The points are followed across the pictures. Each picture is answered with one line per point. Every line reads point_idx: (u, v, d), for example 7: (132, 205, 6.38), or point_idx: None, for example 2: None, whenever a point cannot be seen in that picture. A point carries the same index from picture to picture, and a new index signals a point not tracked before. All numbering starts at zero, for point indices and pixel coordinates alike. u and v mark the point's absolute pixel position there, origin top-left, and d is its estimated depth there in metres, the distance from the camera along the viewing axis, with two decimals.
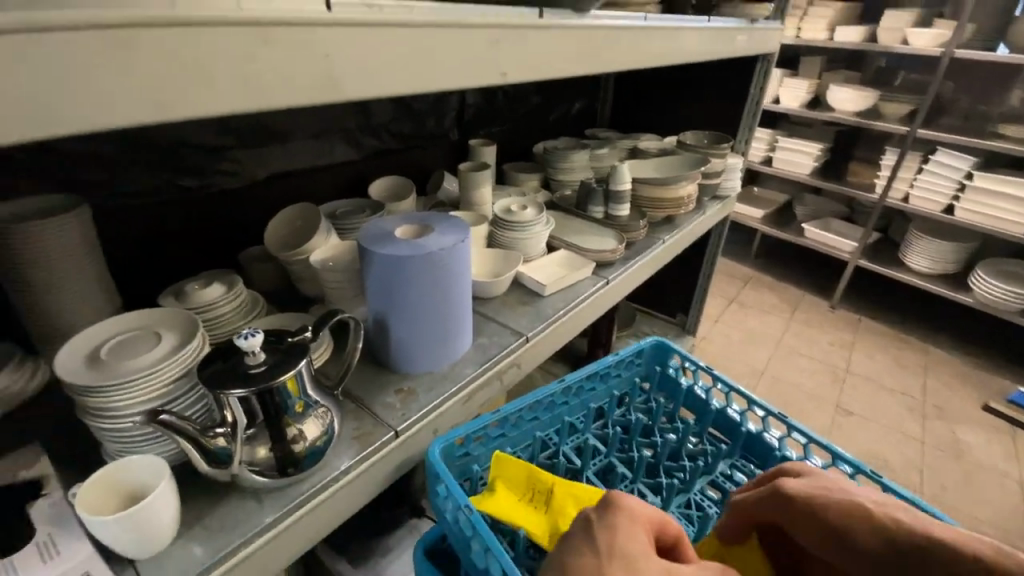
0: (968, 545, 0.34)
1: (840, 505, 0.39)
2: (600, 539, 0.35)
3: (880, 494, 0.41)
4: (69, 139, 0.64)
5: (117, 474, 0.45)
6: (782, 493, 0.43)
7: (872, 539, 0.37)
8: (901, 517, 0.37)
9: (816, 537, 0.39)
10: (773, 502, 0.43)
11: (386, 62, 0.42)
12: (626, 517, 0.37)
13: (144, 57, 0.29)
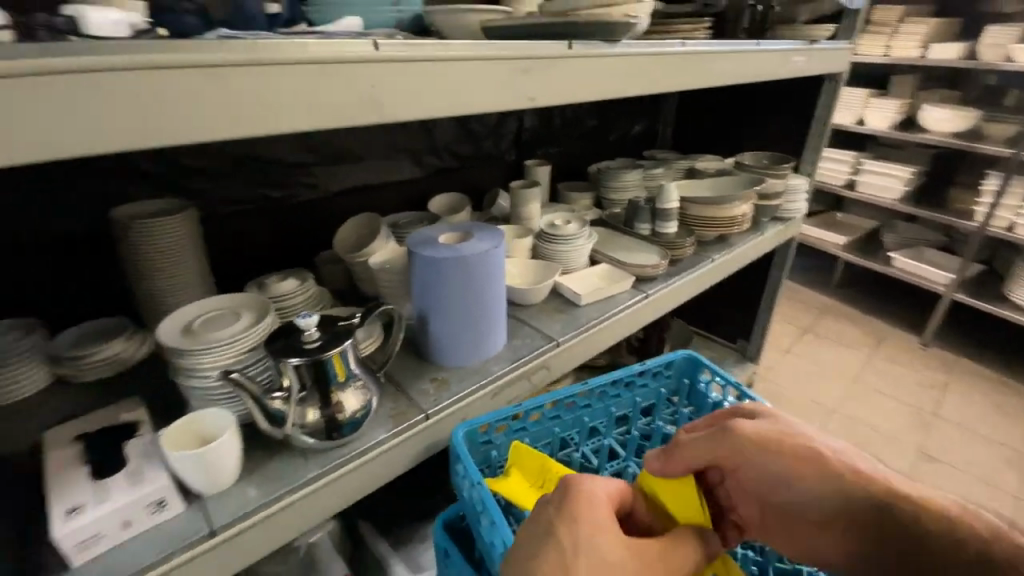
0: (930, 503, 0.44)
1: (799, 452, 0.48)
2: (563, 531, 0.40)
3: (826, 438, 0.50)
4: (189, 157, 0.80)
5: (197, 422, 0.55)
6: (742, 437, 0.50)
7: (842, 486, 0.46)
8: (848, 463, 0.47)
9: (777, 476, 0.48)
10: (737, 444, 0.50)
11: (423, 90, 0.50)
12: (582, 503, 0.42)
13: (231, 92, 0.38)
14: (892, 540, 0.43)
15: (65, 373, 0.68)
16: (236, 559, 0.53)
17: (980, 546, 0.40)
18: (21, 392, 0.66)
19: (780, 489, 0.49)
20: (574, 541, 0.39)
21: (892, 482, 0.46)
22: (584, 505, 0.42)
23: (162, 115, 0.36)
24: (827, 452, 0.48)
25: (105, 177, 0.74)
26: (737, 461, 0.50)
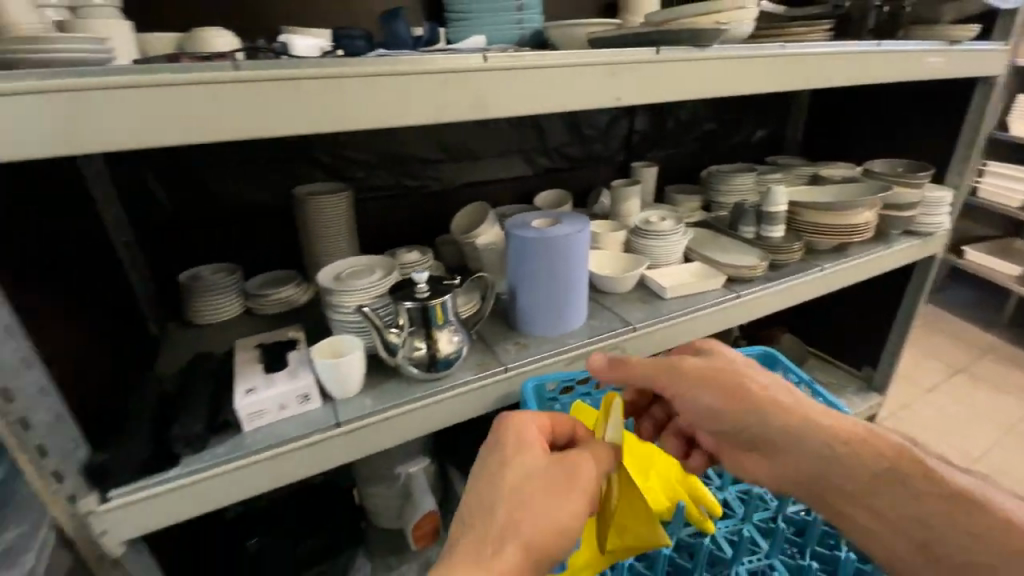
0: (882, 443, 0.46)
1: (735, 389, 0.52)
2: (497, 476, 0.47)
3: (767, 376, 0.54)
4: (349, 149, 1.02)
5: (336, 343, 0.73)
6: (682, 371, 0.56)
7: (786, 422, 0.49)
8: (778, 398, 0.51)
9: (714, 407, 0.53)
10: (678, 378, 0.56)
11: (519, 93, 0.59)
12: (511, 449, 0.49)
13: (377, 96, 0.53)
14: (809, 462, 0.47)
15: (252, 305, 0.92)
16: (356, 450, 0.69)
17: (887, 465, 0.44)
18: (223, 315, 0.91)
19: (716, 419, 0.53)
20: (501, 470, 0.47)
21: (818, 415, 0.49)
22: (511, 441, 0.50)
23: (333, 111, 0.52)
24: (758, 385, 0.52)
25: (292, 163, 0.98)
26: (676, 393, 0.56)
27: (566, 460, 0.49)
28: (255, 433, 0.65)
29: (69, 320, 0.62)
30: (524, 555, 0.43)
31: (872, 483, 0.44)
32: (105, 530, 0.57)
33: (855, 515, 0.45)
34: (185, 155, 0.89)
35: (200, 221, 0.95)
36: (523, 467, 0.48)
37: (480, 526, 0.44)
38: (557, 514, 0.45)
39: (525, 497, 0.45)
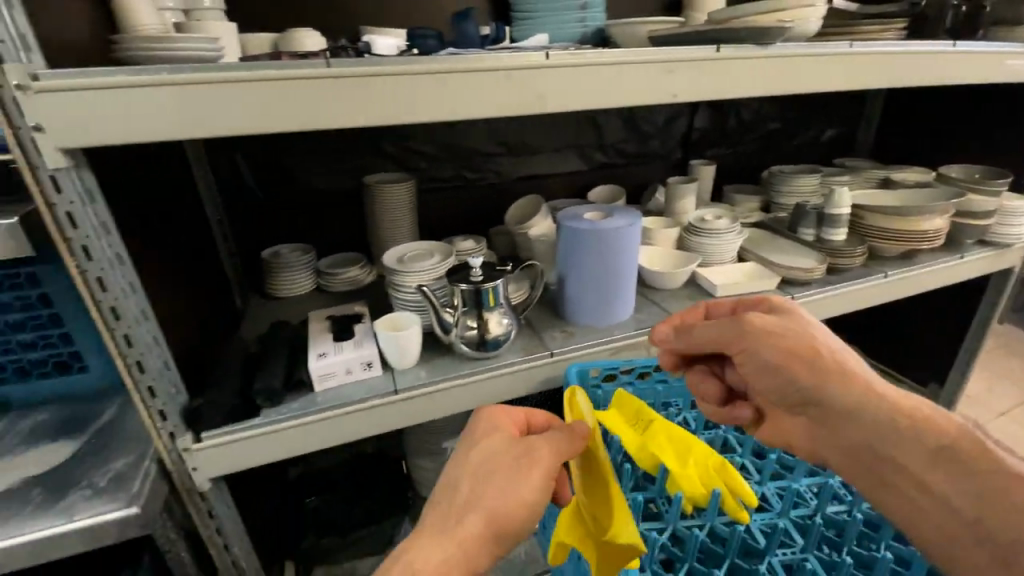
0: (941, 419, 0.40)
1: (799, 348, 0.51)
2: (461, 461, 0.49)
3: (836, 343, 0.51)
4: (415, 142, 1.08)
5: (396, 319, 0.79)
6: (750, 326, 0.55)
7: (841, 387, 0.46)
8: (840, 363, 0.48)
9: (774, 364, 0.52)
10: (746, 334, 0.55)
11: (577, 89, 0.62)
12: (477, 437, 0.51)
13: (446, 93, 0.57)
14: (855, 431, 0.43)
15: (322, 282, 1.01)
16: (409, 417, 0.75)
17: (945, 442, 0.38)
18: (297, 290, 1.00)
19: (774, 377, 0.52)
20: (466, 453, 0.50)
21: (878, 384, 0.45)
22: (479, 429, 0.52)
23: (383, 107, 0.55)
24: (825, 348, 0.50)
25: (363, 153, 1.06)
26: (743, 347, 0.55)
27: (530, 443, 0.50)
28: (324, 393, 0.72)
29: (172, 286, 0.71)
30: (487, 524, 0.43)
31: (922, 457, 0.38)
32: (195, 467, 0.65)
33: (901, 493, 0.39)
34: (271, 144, 0.99)
35: (281, 204, 1.04)
36: (486, 448, 0.49)
37: (444, 502, 0.46)
38: (519, 487, 0.46)
39: (487, 473, 0.47)
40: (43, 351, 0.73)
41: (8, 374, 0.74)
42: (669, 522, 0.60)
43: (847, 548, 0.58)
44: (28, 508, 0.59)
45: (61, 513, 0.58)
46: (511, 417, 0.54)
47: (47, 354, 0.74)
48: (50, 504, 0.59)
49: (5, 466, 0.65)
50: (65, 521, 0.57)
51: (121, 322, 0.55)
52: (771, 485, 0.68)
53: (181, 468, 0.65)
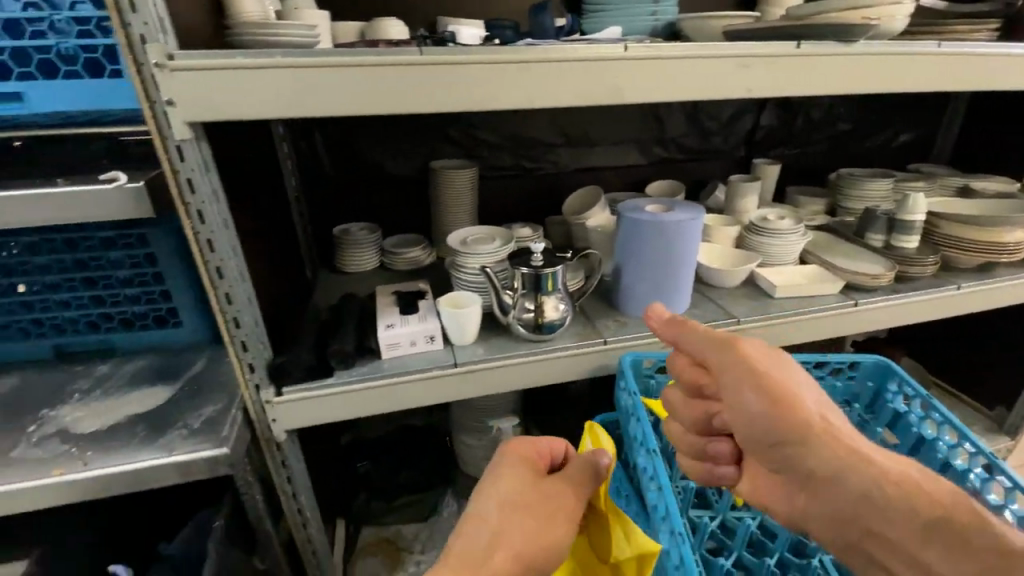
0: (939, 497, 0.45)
1: (782, 398, 0.52)
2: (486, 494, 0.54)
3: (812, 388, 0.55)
4: (480, 130, 1.12)
5: (457, 297, 0.83)
6: (737, 365, 0.55)
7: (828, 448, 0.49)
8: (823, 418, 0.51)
9: (758, 412, 0.53)
10: (731, 371, 0.55)
11: (653, 80, 0.63)
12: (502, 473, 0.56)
13: (526, 80, 0.59)
14: (847, 500, 0.47)
15: (386, 260, 1.07)
16: (465, 390, 0.79)
17: (941, 520, 0.43)
18: (361, 266, 1.07)
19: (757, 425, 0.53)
20: (490, 488, 0.54)
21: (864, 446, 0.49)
22: (506, 465, 0.57)
23: (472, 92, 0.58)
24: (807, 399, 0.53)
25: (430, 139, 1.10)
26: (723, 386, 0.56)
27: (550, 487, 0.55)
28: (390, 361, 0.77)
29: (260, 253, 0.77)
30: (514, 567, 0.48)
31: (913, 535, 0.44)
32: (274, 419, 0.71)
33: (886, 554, 0.46)
34: (347, 127, 1.05)
35: (351, 184, 1.11)
36: (511, 487, 0.54)
37: (473, 531, 0.51)
38: (543, 530, 0.51)
39: (514, 513, 0.52)
40: (145, 305, 0.82)
41: (114, 324, 0.84)
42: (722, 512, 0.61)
43: None
44: (134, 441, 0.66)
45: (162, 448, 0.65)
46: (532, 452, 0.58)
47: (148, 308, 0.83)
48: (153, 439, 0.67)
49: (112, 403, 0.73)
50: (166, 455, 0.64)
51: (224, 281, 0.62)
52: None
53: (262, 418, 0.72)
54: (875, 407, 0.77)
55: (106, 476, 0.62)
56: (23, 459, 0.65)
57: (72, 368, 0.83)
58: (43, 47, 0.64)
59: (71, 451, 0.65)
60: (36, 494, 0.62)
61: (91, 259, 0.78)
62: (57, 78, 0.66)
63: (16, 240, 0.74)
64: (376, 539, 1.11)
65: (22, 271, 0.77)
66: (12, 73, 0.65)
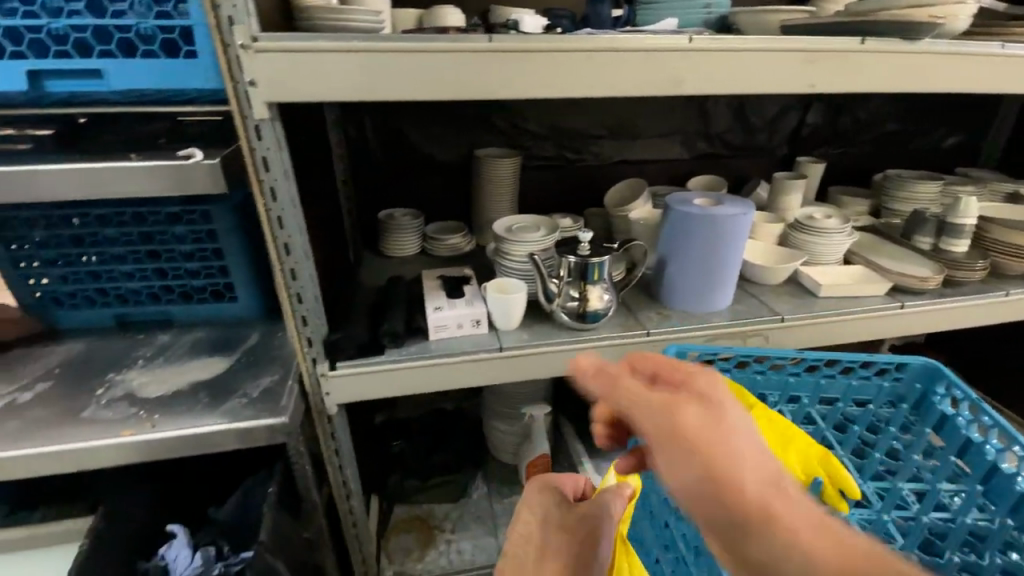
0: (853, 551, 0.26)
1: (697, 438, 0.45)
2: (526, 519, 0.65)
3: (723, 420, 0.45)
4: (524, 120, 1.13)
5: (504, 281, 0.85)
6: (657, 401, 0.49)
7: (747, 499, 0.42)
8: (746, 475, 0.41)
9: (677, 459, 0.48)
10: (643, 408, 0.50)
11: (715, 73, 0.63)
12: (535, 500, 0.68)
13: (591, 69, 0.60)
14: None
15: (427, 246, 1.09)
16: (509, 374, 0.81)
17: None
18: (404, 251, 1.09)
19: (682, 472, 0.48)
20: (531, 516, 0.65)
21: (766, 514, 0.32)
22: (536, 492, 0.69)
23: (538, 81, 0.60)
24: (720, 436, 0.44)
25: (475, 127, 1.11)
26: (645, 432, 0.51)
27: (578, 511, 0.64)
28: (437, 342, 0.79)
29: (317, 231, 0.80)
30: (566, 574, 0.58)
31: None
32: (328, 393, 0.74)
33: None
34: (395, 113, 1.07)
35: (396, 169, 1.13)
36: (547, 513, 0.66)
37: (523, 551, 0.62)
38: (578, 550, 0.60)
39: (552, 534, 0.62)
40: (204, 279, 0.86)
41: (174, 296, 0.87)
42: None
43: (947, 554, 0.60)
44: (198, 406, 0.70)
45: (224, 414, 0.69)
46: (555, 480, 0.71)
47: (206, 282, 0.86)
48: (215, 406, 0.70)
49: (174, 371, 0.77)
50: (229, 422, 0.67)
51: (290, 258, 0.65)
52: (871, 484, 0.68)
53: (315, 392, 0.75)
54: (921, 408, 0.76)
55: (173, 439, 0.66)
56: (95, 419, 0.68)
57: (134, 336, 0.87)
58: (124, 26, 0.67)
59: (139, 414, 0.69)
60: (109, 451, 0.65)
61: (156, 233, 0.81)
62: (136, 57, 0.69)
63: (89, 212, 0.78)
64: (409, 516, 1.14)
65: (93, 242, 0.81)
66: (95, 51, 0.68)
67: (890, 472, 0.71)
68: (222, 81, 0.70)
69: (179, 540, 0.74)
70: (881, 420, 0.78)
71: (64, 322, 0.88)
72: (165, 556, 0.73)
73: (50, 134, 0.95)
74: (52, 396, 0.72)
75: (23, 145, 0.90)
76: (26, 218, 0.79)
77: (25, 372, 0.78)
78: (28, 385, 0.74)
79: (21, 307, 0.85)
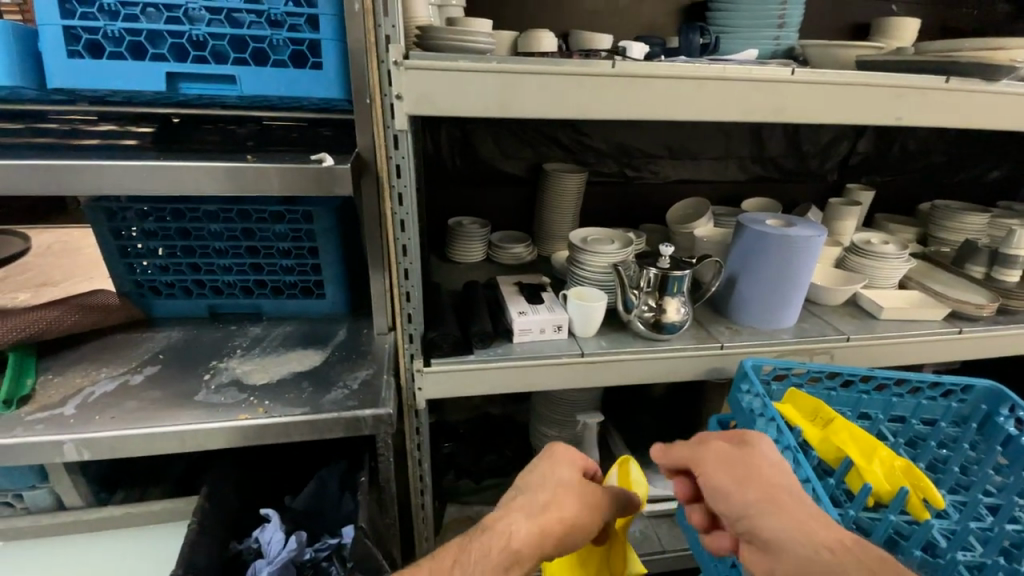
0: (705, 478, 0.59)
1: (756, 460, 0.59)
2: (541, 472, 0.67)
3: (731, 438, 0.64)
4: (590, 137, 1.18)
5: (582, 288, 0.89)
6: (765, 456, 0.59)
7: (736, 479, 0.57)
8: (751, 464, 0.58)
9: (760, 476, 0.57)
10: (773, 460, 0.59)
11: (810, 102, 0.69)
12: (546, 464, 0.68)
13: (701, 95, 0.66)
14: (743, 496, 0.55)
15: (493, 254, 1.13)
16: (588, 379, 0.85)
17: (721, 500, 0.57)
18: (471, 257, 1.13)
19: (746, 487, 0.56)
20: (540, 471, 0.67)
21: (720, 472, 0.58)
22: (551, 472, 0.66)
23: (651, 103, 0.65)
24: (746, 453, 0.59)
25: (544, 142, 1.16)
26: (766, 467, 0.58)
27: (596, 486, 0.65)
28: (522, 345, 0.83)
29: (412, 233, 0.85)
30: None
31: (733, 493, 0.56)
32: (421, 387, 0.78)
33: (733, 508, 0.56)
34: (470, 125, 1.12)
35: (465, 179, 1.18)
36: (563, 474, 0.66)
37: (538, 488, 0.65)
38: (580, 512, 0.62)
39: (560, 490, 0.64)
40: (296, 275, 0.90)
41: (266, 291, 0.92)
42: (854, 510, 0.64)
43: None
44: (305, 394, 0.74)
45: (329, 402, 0.73)
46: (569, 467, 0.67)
47: (298, 279, 0.91)
48: (320, 395, 0.74)
49: (273, 361, 0.81)
50: (336, 410, 0.71)
51: (406, 258, 0.70)
52: (948, 496, 0.71)
53: (409, 386, 0.79)
54: (986, 429, 0.79)
55: (286, 424, 0.70)
56: (208, 402, 0.72)
57: (225, 327, 0.91)
58: (259, 37, 0.73)
59: (249, 400, 0.73)
60: (223, 433, 0.69)
61: (257, 230, 0.86)
62: (267, 65, 0.75)
63: (199, 207, 0.83)
64: (461, 516, 1.16)
65: (198, 236, 0.86)
66: (230, 58, 0.74)
67: (961, 486, 0.73)
68: (343, 90, 0.76)
69: (272, 524, 0.77)
70: (949, 438, 0.80)
71: (160, 310, 0.93)
72: (259, 538, 0.76)
73: (150, 131, 1.01)
74: (163, 379, 0.77)
75: (130, 141, 0.95)
76: (137, 210, 0.83)
77: (131, 357, 0.83)
78: (138, 368, 0.80)
79: (122, 293, 0.90)
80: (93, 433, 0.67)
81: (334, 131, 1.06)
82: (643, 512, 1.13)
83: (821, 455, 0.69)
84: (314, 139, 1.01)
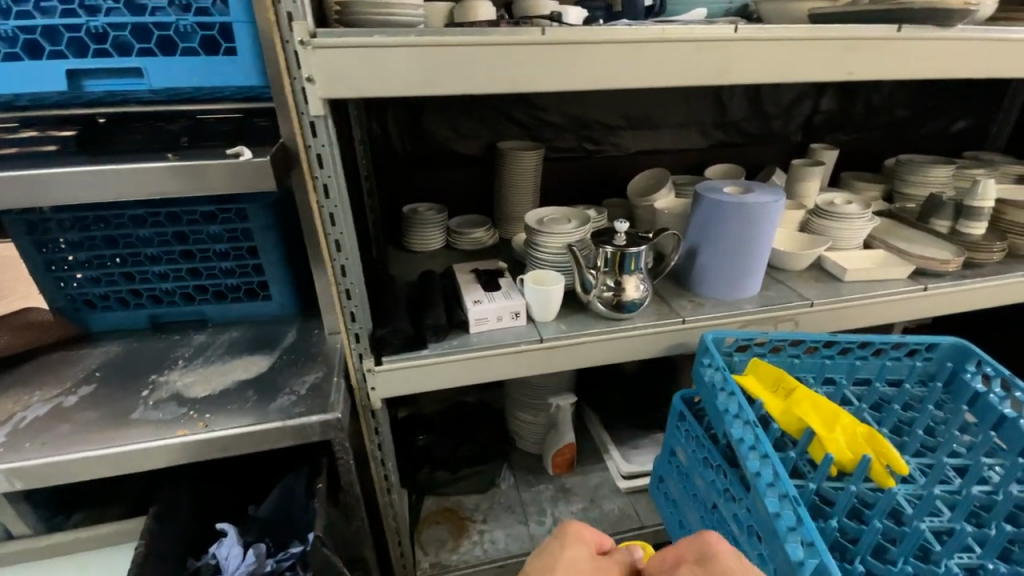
0: None
1: None
2: (551, 557, 0.53)
3: None
4: (545, 111, 1.13)
5: (541, 272, 0.86)
6: None
7: None
8: None
9: None
10: None
11: (757, 61, 0.65)
12: (558, 545, 0.54)
13: (640, 59, 0.62)
14: None
15: (452, 240, 1.09)
16: (551, 365, 0.82)
17: None
18: (428, 244, 1.09)
19: None
20: (551, 558, 0.52)
21: None
22: (557, 558, 0.52)
23: (587, 72, 0.62)
24: None
25: (498, 119, 1.11)
26: None
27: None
28: (478, 335, 0.80)
29: None
30: None
31: None
32: (373, 387, 0.74)
33: None
34: (417, 106, 1.06)
35: (418, 162, 1.13)
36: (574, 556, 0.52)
37: None
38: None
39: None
40: (238, 278, 0.86)
41: (208, 296, 0.87)
42: (817, 481, 0.62)
43: (996, 522, 0.59)
44: (248, 403, 0.71)
45: (274, 411, 0.69)
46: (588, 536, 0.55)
47: (241, 281, 0.86)
48: (265, 403, 0.70)
49: (216, 370, 0.77)
50: (281, 419, 0.68)
51: (341, 253, 0.65)
52: (915, 460, 0.69)
53: (361, 386, 0.75)
54: (952, 388, 0.78)
55: (228, 438, 0.66)
56: (145, 420, 0.69)
57: (169, 337, 0.87)
58: (163, 23, 0.68)
59: (189, 414, 0.69)
60: (163, 452, 0.65)
61: (190, 232, 0.81)
62: (177, 54, 0.69)
63: (124, 213, 0.78)
64: (439, 508, 1.14)
65: (127, 243, 0.81)
66: (135, 49, 0.68)
67: (928, 448, 0.72)
68: (262, 76, 0.71)
69: (229, 539, 0.74)
70: (915, 399, 0.78)
71: (97, 324, 0.88)
72: (215, 554, 0.73)
73: (73, 134, 0.94)
74: (100, 398, 0.73)
75: (49, 146, 0.89)
76: (59, 220, 0.78)
77: (66, 377, 0.78)
78: (72, 389, 0.75)
79: (56, 309, 0.84)
80: (22, 462, 0.63)
81: (271, 121, 1.00)
82: (624, 490, 1.14)
83: (783, 426, 0.68)
84: (250, 130, 0.95)
